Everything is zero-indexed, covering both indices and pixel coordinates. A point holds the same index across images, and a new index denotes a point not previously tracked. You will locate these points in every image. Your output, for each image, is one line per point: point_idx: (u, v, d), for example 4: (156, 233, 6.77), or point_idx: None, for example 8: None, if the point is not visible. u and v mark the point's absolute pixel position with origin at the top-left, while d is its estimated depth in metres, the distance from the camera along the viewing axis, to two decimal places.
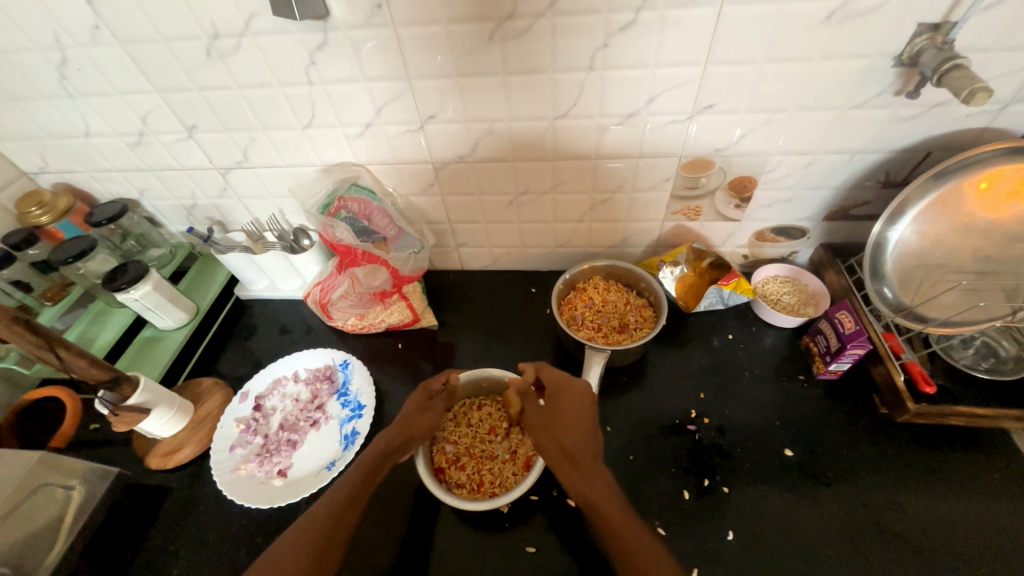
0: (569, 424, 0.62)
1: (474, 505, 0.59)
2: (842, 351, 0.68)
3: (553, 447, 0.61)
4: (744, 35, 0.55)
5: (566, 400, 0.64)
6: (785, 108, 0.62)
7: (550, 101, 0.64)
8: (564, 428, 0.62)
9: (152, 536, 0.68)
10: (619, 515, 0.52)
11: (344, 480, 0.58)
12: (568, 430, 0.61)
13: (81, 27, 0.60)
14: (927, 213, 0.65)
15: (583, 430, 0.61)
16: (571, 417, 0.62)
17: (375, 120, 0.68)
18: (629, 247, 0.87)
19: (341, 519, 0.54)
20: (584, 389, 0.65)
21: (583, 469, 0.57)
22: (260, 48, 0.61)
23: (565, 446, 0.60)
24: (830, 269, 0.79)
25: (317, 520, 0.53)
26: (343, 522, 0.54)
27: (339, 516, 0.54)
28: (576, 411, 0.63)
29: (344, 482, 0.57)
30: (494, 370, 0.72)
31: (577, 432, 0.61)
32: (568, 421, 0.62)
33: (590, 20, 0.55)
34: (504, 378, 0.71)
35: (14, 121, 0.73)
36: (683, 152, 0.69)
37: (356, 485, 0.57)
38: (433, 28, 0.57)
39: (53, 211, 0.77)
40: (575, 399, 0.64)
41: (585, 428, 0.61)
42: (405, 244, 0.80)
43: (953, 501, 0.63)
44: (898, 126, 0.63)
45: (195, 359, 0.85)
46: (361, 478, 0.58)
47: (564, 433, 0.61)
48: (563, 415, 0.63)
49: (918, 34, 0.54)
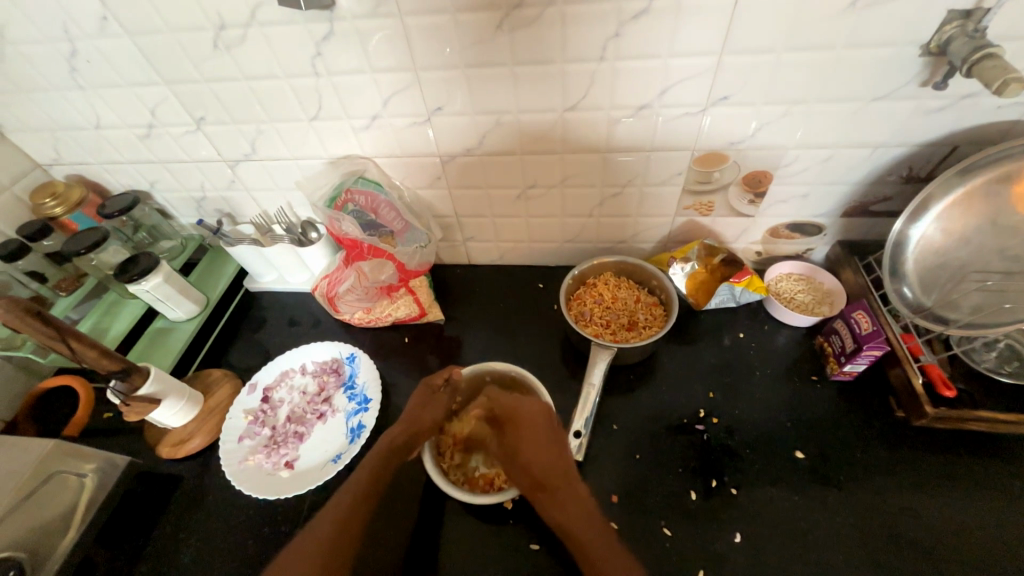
0: (530, 443, 0.61)
1: (483, 500, 0.59)
2: (859, 352, 0.66)
3: (521, 471, 0.59)
4: (763, 23, 0.53)
5: (526, 420, 0.63)
6: (804, 99, 0.60)
7: (559, 93, 0.62)
8: (528, 450, 0.60)
9: (162, 524, 0.69)
10: (602, 543, 0.52)
11: (350, 484, 0.57)
12: (533, 450, 0.60)
13: (90, 18, 0.60)
14: (951, 210, 0.63)
15: (543, 444, 0.61)
16: (534, 438, 0.61)
17: (382, 112, 0.67)
18: (639, 243, 0.85)
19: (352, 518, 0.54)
20: (537, 405, 0.64)
21: (551, 488, 0.57)
22: (266, 39, 0.60)
23: (533, 469, 0.59)
24: (848, 267, 0.76)
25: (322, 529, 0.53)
26: (349, 531, 0.53)
27: (344, 525, 0.53)
28: (538, 430, 0.62)
29: (346, 489, 0.56)
30: (499, 363, 0.72)
31: (541, 452, 0.60)
32: (530, 442, 0.61)
33: (601, 8, 0.53)
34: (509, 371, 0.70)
35: (27, 112, 0.73)
36: (696, 145, 0.67)
37: (362, 491, 0.56)
38: (440, 18, 0.56)
39: (67, 203, 0.78)
40: (533, 419, 0.63)
41: (547, 449, 0.60)
42: (412, 238, 0.79)
43: (971, 508, 0.61)
44: (923, 118, 0.60)
45: (204, 351, 0.86)
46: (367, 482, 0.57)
47: (527, 454, 0.60)
48: (524, 436, 0.61)
49: (948, 21, 0.51)
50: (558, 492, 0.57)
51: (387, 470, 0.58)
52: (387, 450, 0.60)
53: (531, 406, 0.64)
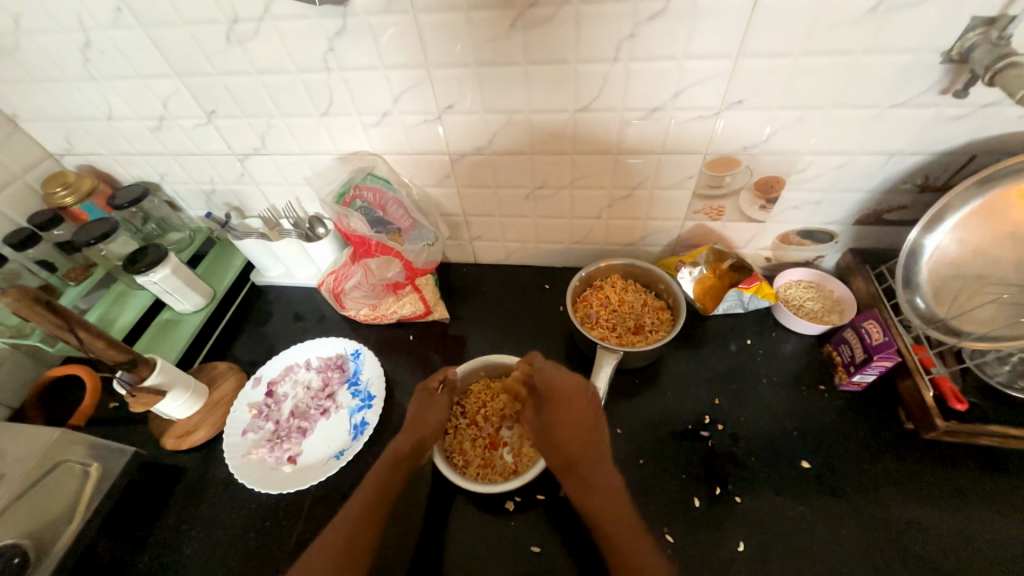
0: (567, 421, 0.62)
1: (511, 484, 0.60)
2: (868, 362, 0.65)
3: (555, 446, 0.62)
4: (780, 27, 0.52)
5: (565, 397, 0.64)
6: (820, 105, 0.59)
7: (572, 93, 0.62)
8: (563, 427, 0.62)
9: (166, 514, 0.69)
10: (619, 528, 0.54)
11: (359, 495, 0.57)
12: (567, 427, 0.62)
13: (104, 10, 0.60)
14: (968, 221, 0.62)
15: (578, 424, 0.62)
16: (569, 416, 0.63)
17: (393, 109, 0.67)
18: (648, 246, 0.84)
19: (361, 531, 0.54)
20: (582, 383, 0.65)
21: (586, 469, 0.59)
22: (279, 34, 0.60)
23: (565, 448, 0.61)
24: (859, 276, 0.75)
25: (332, 543, 0.53)
26: (360, 542, 0.53)
27: (355, 537, 0.54)
28: (574, 409, 0.63)
29: (360, 492, 0.58)
30: (490, 356, 0.73)
31: (576, 430, 0.62)
32: (567, 420, 0.62)
33: (616, 8, 0.53)
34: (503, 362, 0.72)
35: (41, 103, 0.74)
36: (708, 149, 0.66)
37: (370, 504, 0.56)
38: (454, 15, 0.56)
39: (78, 191, 0.78)
40: (571, 398, 0.63)
41: (584, 428, 0.62)
42: (419, 236, 0.79)
43: (980, 524, 0.60)
44: (941, 127, 0.59)
45: (211, 343, 0.86)
46: (385, 476, 0.59)
47: (562, 430, 0.62)
48: (563, 412, 0.63)
49: (970, 28, 0.50)
50: (586, 470, 0.59)
51: (393, 482, 0.59)
52: (390, 462, 0.60)
53: (573, 382, 0.65)
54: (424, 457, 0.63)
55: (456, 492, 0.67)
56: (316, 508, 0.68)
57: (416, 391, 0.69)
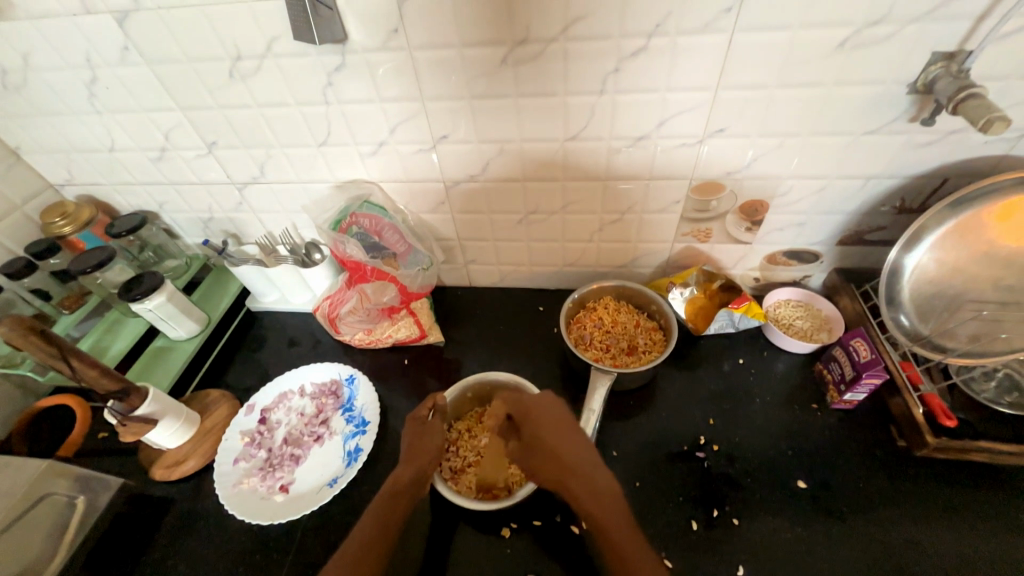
0: (545, 428, 0.60)
1: (517, 498, 0.61)
2: (858, 380, 0.66)
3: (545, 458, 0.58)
4: (755, 61, 0.55)
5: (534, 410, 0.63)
6: (797, 133, 0.62)
7: (561, 123, 0.64)
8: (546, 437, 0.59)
9: (152, 547, 0.68)
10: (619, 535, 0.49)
11: (358, 530, 0.55)
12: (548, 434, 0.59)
13: (112, 49, 0.63)
14: (945, 240, 0.64)
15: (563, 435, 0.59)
16: (547, 424, 0.61)
17: (389, 139, 0.70)
18: (639, 268, 0.86)
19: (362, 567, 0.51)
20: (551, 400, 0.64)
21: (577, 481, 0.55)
22: (280, 69, 0.63)
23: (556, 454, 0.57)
24: (845, 295, 0.77)
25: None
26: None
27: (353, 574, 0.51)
28: (548, 417, 0.61)
29: (360, 528, 0.55)
30: (474, 376, 0.74)
31: (558, 434, 0.59)
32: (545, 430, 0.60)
33: (601, 45, 0.56)
34: (486, 379, 0.73)
35: (45, 135, 0.76)
36: (694, 175, 0.69)
37: (370, 538, 0.54)
38: (447, 52, 0.58)
39: (76, 221, 0.80)
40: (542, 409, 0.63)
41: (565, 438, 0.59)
42: (414, 260, 0.80)
43: (979, 542, 0.60)
44: (912, 152, 0.62)
45: (203, 370, 0.86)
46: (387, 511, 0.57)
47: (546, 438, 0.59)
48: (539, 423, 0.61)
49: (932, 62, 0.53)
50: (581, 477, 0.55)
51: (395, 514, 0.57)
52: (389, 494, 0.59)
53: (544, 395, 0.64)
54: (426, 486, 0.62)
55: (452, 518, 0.66)
56: (308, 539, 0.66)
57: (406, 421, 0.68)
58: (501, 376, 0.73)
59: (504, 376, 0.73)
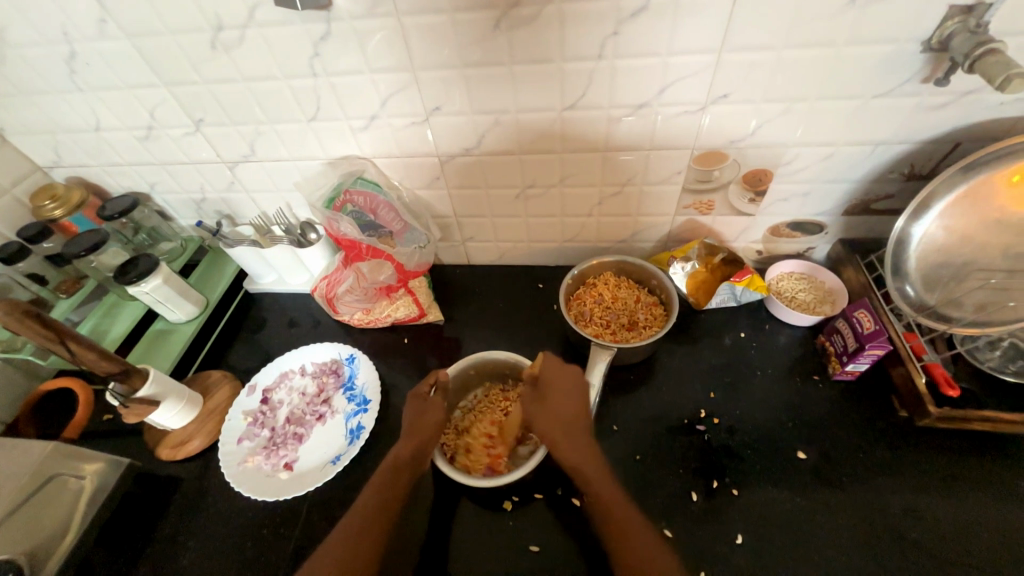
0: (563, 403, 0.61)
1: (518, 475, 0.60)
2: (861, 351, 0.66)
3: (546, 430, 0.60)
4: (760, 21, 0.53)
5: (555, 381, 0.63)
6: (804, 97, 0.59)
7: (558, 91, 0.62)
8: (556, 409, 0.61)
9: (162, 524, 0.69)
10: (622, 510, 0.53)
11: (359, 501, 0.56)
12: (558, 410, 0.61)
13: (88, 21, 0.60)
14: (955, 208, 0.63)
15: (573, 410, 0.61)
16: (564, 400, 0.62)
17: (381, 112, 0.67)
18: (640, 242, 0.85)
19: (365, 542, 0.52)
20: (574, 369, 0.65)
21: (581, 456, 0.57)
22: (265, 40, 0.60)
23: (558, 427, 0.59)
24: (850, 266, 0.76)
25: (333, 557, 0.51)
26: (360, 558, 0.51)
27: (355, 549, 0.52)
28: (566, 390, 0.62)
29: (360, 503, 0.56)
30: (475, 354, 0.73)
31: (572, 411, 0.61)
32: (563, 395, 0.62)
33: (599, 6, 0.53)
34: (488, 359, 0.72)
35: (28, 115, 0.74)
36: (696, 144, 0.67)
37: (372, 510, 0.55)
38: (437, 18, 0.56)
39: (67, 204, 0.78)
40: (564, 381, 0.63)
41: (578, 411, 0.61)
42: (411, 238, 0.79)
43: (976, 508, 0.60)
44: (925, 115, 0.60)
45: (204, 352, 0.86)
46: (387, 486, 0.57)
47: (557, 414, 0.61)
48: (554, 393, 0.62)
49: (949, 17, 0.51)
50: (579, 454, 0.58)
51: (395, 487, 0.58)
52: (390, 469, 0.59)
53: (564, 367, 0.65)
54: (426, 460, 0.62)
55: (454, 493, 0.66)
56: (314, 514, 0.68)
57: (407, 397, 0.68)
58: (500, 355, 0.72)
59: (504, 355, 0.72)
